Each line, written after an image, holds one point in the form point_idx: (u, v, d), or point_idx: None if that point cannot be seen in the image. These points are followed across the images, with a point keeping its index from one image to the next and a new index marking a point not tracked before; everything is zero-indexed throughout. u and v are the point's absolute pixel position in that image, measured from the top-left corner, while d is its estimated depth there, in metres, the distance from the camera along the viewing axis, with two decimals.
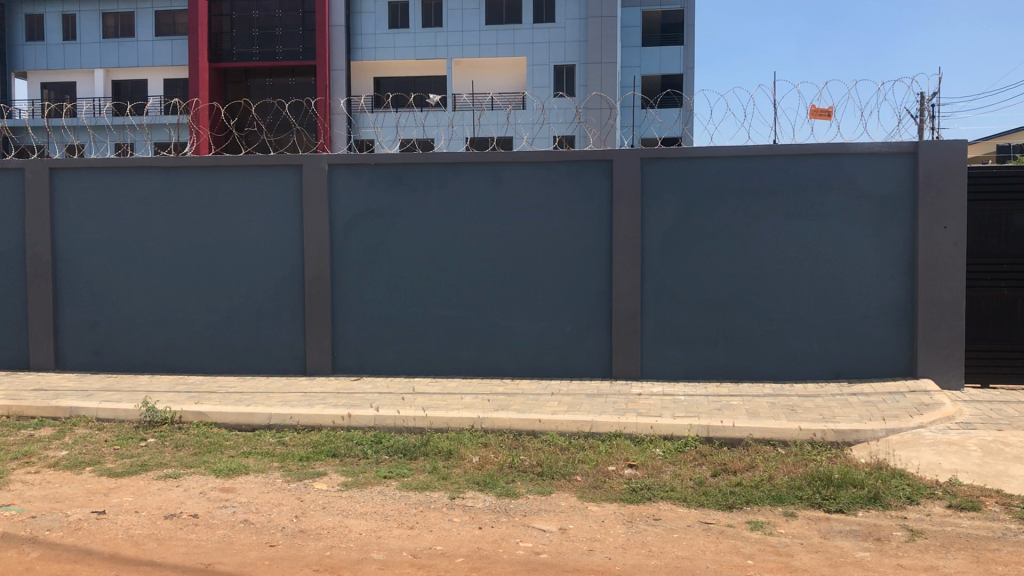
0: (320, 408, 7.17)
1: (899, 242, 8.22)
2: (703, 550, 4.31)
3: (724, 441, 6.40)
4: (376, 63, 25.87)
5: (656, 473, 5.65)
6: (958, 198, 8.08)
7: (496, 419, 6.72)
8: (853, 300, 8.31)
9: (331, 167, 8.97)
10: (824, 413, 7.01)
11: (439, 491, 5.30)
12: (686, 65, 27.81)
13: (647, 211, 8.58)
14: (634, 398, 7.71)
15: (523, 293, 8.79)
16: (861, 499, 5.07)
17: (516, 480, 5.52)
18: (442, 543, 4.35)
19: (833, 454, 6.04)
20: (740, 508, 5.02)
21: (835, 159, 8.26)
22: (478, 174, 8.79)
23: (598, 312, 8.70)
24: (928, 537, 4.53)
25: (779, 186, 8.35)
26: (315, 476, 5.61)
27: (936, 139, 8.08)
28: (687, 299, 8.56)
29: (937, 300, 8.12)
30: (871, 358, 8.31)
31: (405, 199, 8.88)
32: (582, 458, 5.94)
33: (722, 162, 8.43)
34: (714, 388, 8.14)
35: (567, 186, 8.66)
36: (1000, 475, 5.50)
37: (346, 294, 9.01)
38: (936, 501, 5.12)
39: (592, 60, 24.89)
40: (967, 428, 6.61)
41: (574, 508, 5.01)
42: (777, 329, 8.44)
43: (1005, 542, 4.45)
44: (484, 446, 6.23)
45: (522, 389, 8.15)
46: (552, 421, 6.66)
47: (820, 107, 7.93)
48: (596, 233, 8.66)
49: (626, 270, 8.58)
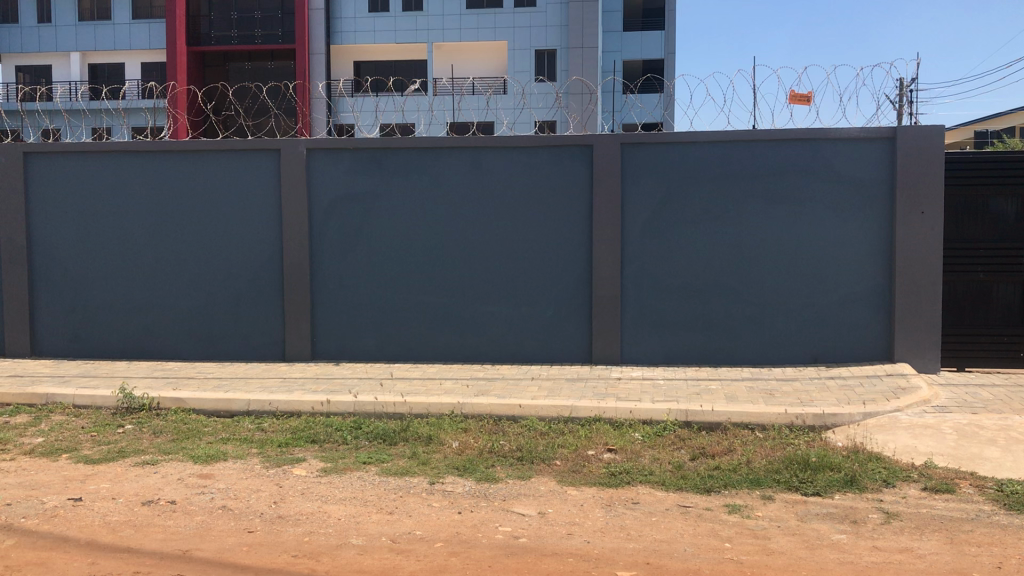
0: (299, 394, 7.14)
1: (878, 226, 8.27)
2: (681, 533, 4.34)
3: (703, 426, 6.44)
4: (356, 47, 25.69)
5: (635, 457, 5.68)
6: (935, 185, 8.13)
7: (476, 404, 6.72)
8: (831, 285, 8.36)
9: (309, 150, 8.91)
10: (801, 396, 7.06)
11: (418, 476, 5.30)
12: (666, 51, 27.77)
13: (627, 197, 8.58)
14: (613, 383, 7.74)
15: (505, 278, 8.78)
16: (838, 482, 5.12)
17: (496, 464, 5.53)
18: (421, 528, 4.35)
19: (811, 438, 6.09)
20: (718, 492, 5.05)
21: (814, 145, 8.29)
22: (459, 159, 8.76)
23: (579, 295, 8.70)
24: (903, 519, 4.58)
25: (759, 171, 8.38)
26: (295, 462, 5.60)
27: (914, 124, 8.12)
28: (668, 283, 8.58)
29: (913, 285, 8.18)
30: (848, 343, 8.37)
31: (385, 184, 8.84)
32: (562, 442, 5.95)
33: (701, 147, 8.44)
34: (693, 372, 8.20)
35: (547, 172, 8.65)
36: (975, 458, 5.57)
37: (326, 279, 8.98)
38: (912, 483, 5.17)
39: (573, 44, 24.89)
40: (943, 411, 6.69)
41: (553, 492, 5.02)
42: (756, 314, 8.48)
43: (978, 523, 4.50)
44: (464, 432, 6.24)
45: (503, 374, 8.17)
46: (533, 405, 6.67)
47: (800, 93, 7.94)
48: (576, 220, 8.65)
49: (606, 256, 8.58)
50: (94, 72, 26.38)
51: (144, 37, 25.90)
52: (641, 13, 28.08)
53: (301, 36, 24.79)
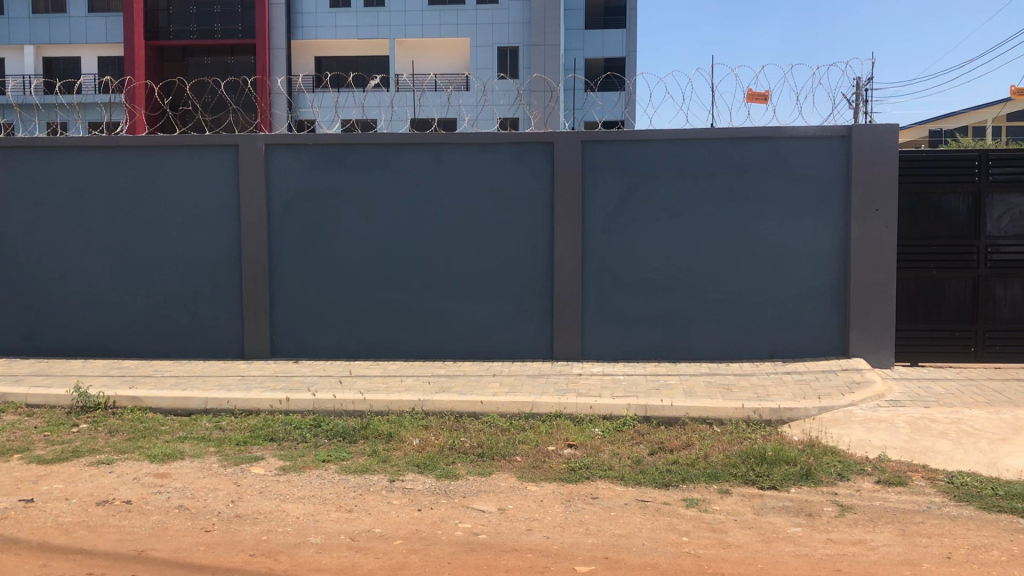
0: (257, 392, 7.08)
1: (834, 223, 8.40)
2: (640, 528, 4.38)
3: (662, 421, 6.50)
4: (318, 42, 25.51)
5: (595, 452, 5.71)
6: (889, 183, 8.26)
7: (437, 401, 6.72)
8: (789, 281, 8.46)
9: (267, 146, 8.84)
10: (758, 391, 7.15)
11: (378, 474, 5.29)
12: (628, 49, 27.91)
13: (588, 194, 8.61)
14: (574, 379, 7.77)
15: (466, 275, 8.78)
16: (794, 476, 5.19)
17: (456, 461, 5.53)
18: (380, 526, 4.34)
19: (768, 432, 6.17)
20: (677, 486, 5.10)
21: (771, 143, 8.38)
22: (419, 156, 8.74)
23: (540, 292, 8.73)
24: (857, 512, 4.66)
25: (717, 169, 8.45)
26: (253, 461, 5.56)
27: (868, 123, 8.24)
28: (628, 280, 8.63)
29: (868, 281, 8.31)
30: (804, 338, 8.49)
31: (345, 181, 8.80)
32: (522, 438, 5.97)
33: (660, 144, 8.50)
34: (653, 368, 8.26)
35: (508, 169, 8.66)
36: (927, 451, 5.68)
37: (285, 275, 8.91)
38: (866, 476, 5.26)
39: (535, 42, 24.92)
40: (896, 405, 6.81)
41: (513, 488, 5.04)
42: (715, 310, 8.56)
43: (930, 515, 4.60)
44: (425, 429, 6.24)
45: (464, 371, 8.17)
46: (494, 402, 6.67)
47: (757, 92, 8.03)
48: (537, 217, 8.67)
49: (567, 253, 8.61)
50: (49, 66, 25.92)
51: (100, 30, 25.50)
52: (603, 11, 28.19)
53: (261, 31, 24.62)
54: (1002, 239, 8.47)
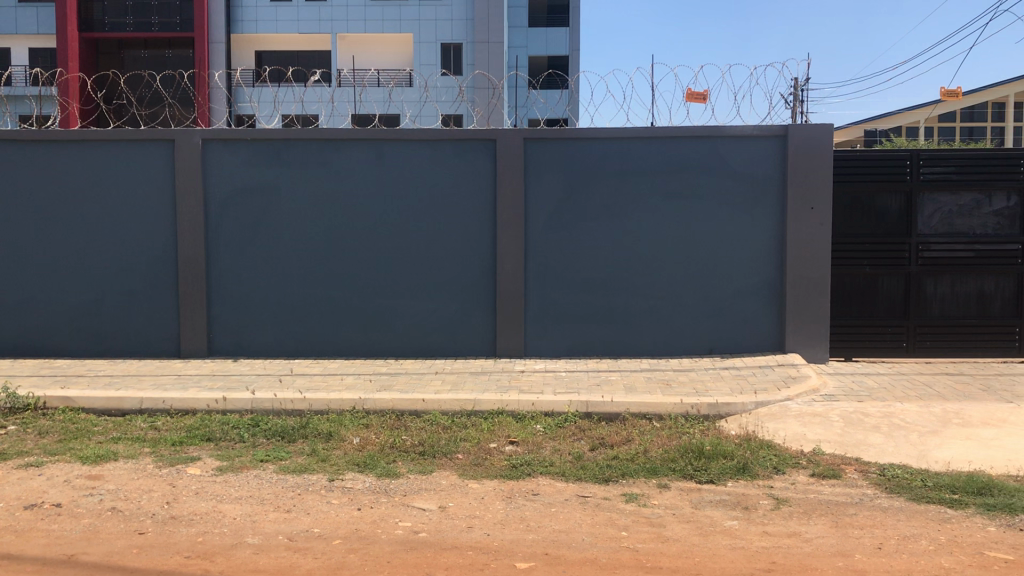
0: (194, 391, 6.97)
1: (771, 220, 8.53)
2: (580, 523, 4.40)
3: (603, 416, 6.55)
4: (258, 36, 25.17)
5: (536, 449, 5.73)
6: (823, 181, 8.42)
7: (377, 400, 6.68)
8: (727, 278, 8.58)
9: (204, 141, 8.70)
10: (697, 386, 7.25)
11: (317, 473, 5.23)
12: (571, 47, 28.04)
13: (529, 191, 8.63)
14: (516, 376, 7.79)
15: (407, 272, 8.74)
16: (731, 470, 5.27)
17: (397, 460, 5.51)
18: (319, 526, 4.30)
19: (705, 427, 6.26)
20: (617, 481, 5.15)
21: (710, 142, 8.49)
22: (360, 152, 8.67)
23: (482, 289, 8.73)
24: (792, 504, 4.74)
25: (657, 167, 8.54)
26: (189, 462, 5.46)
27: (804, 122, 8.39)
28: (570, 277, 8.67)
29: (803, 278, 8.47)
30: (742, 334, 8.62)
31: (284, 176, 8.69)
32: (464, 436, 5.96)
33: (601, 142, 8.55)
34: (594, 364, 8.32)
35: (449, 166, 8.64)
36: (859, 444, 5.81)
37: (223, 272, 8.78)
38: (801, 469, 5.36)
39: (479, 39, 24.95)
40: (830, 400, 6.95)
41: (454, 486, 5.03)
42: (656, 307, 8.65)
43: (862, 507, 4.70)
44: (365, 428, 6.20)
45: (405, 369, 8.14)
46: (435, 400, 6.66)
47: (696, 91, 8.13)
48: (478, 214, 8.67)
49: (508, 250, 8.63)
50: None
51: (32, 21, 24.83)
52: (547, 9, 28.27)
53: (200, 23, 24.18)
54: (932, 236, 8.69)
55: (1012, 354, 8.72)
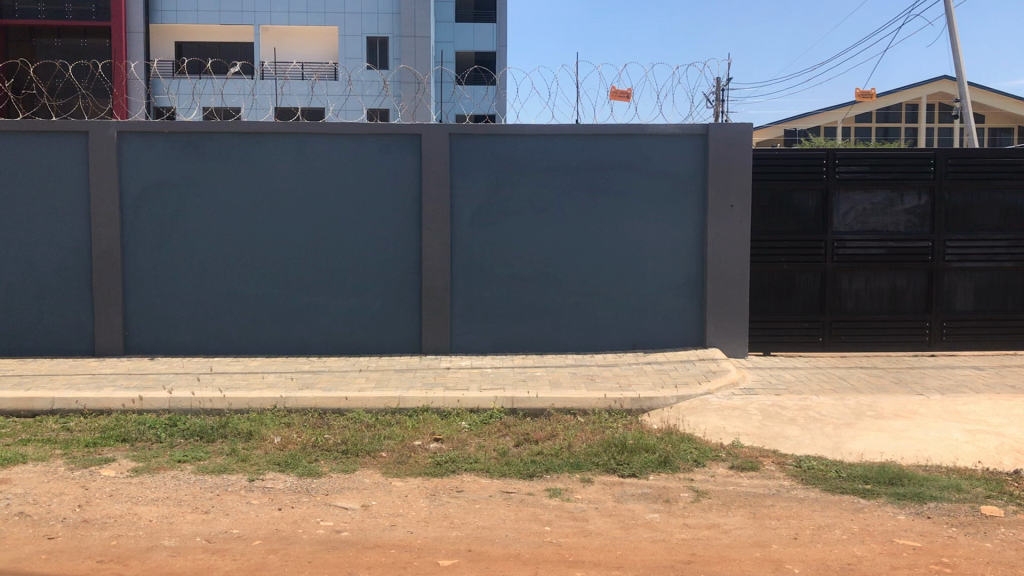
0: (109, 391, 6.79)
1: (692, 217, 8.67)
2: (503, 519, 4.42)
3: (528, 412, 6.59)
4: (178, 26, 24.60)
5: (461, 446, 5.72)
6: (743, 180, 8.59)
7: (299, 398, 6.59)
8: (649, 275, 8.70)
9: (119, 133, 8.46)
10: (620, 381, 7.34)
11: (237, 473, 5.14)
12: (498, 43, 28.05)
13: (454, 187, 8.61)
14: (442, 372, 7.77)
15: (331, 268, 8.63)
16: (653, 463, 5.35)
17: (319, 459, 5.44)
18: (238, 527, 4.23)
19: (629, 421, 6.34)
20: (540, 476, 5.17)
21: (633, 140, 8.58)
22: (281, 146, 8.53)
23: (407, 286, 8.68)
24: (711, 497, 4.83)
25: (582, 164, 8.60)
26: (103, 464, 5.31)
27: (724, 121, 8.54)
28: (495, 273, 8.68)
29: (724, 275, 8.64)
30: (664, 329, 8.75)
31: (203, 171, 8.51)
32: (387, 434, 5.93)
33: (527, 139, 8.58)
34: (520, 360, 8.34)
35: (374, 161, 8.57)
36: (777, 436, 5.95)
37: (139, 268, 8.56)
38: (721, 462, 5.46)
39: (405, 33, 24.99)
40: (749, 393, 7.11)
41: (378, 484, 5.00)
42: (581, 303, 8.71)
43: (779, 498, 4.82)
44: (287, 427, 6.12)
45: (329, 366, 8.05)
46: (359, 397, 6.60)
47: (620, 89, 8.21)
48: (403, 210, 8.61)
49: (433, 246, 8.59)
50: None
51: None
52: (474, 5, 28.24)
53: (118, 13, 23.39)
54: (847, 233, 8.93)
55: (922, 348, 9.03)
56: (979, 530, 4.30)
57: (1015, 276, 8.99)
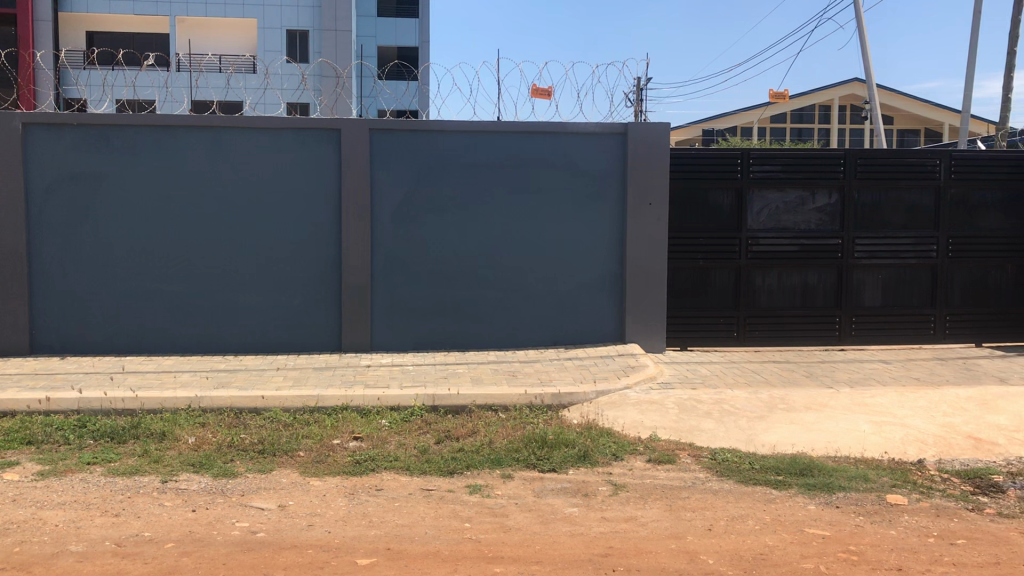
0: (14, 392, 6.55)
1: (611, 215, 8.77)
2: (423, 517, 4.41)
3: (448, 409, 6.59)
4: (88, 15, 23.86)
5: (381, 444, 5.69)
6: (661, 178, 8.73)
7: (214, 397, 6.47)
8: (569, 272, 8.77)
9: (25, 125, 8.17)
10: (541, 377, 7.39)
11: (149, 475, 5.02)
12: (421, 38, 27.92)
13: (374, 183, 8.54)
14: (362, 370, 7.70)
15: (249, 265, 8.49)
16: (572, 458, 5.40)
17: (235, 459, 5.35)
18: (150, 530, 4.13)
19: (549, 416, 6.38)
20: (461, 473, 5.18)
21: (554, 137, 8.64)
22: (197, 140, 8.34)
23: (326, 283, 8.58)
24: (629, 490, 4.90)
25: (503, 161, 8.62)
26: (6, 467, 5.13)
27: (643, 120, 8.66)
28: (416, 270, 8.64)
29: (642, 272, 8.76)
30: (584, 326, 8.83)
31: (114, 165, 8.28)
32: (305, 433, 5.86)
33: (448, 135, 8.56)
34: (441, 358, 8.33)
35: (292, 156, 8.44)
36: (693, 430, 6.06)
37: (47, 265, 8.29)
38: (638, 455, 5.55)
39: (326, 26, 24.70)
40: (667, 388, 7.23)
41: (295, 484, 4.94)
42: (502, 300, 8.74)
43: (694, 490, 4.91)
44: (202, 427, 6.00)
45: (246, 365, 7.92)
46: (277, 396, 6.50)
47: (541, 87, 8.25)
48: (323, 206, 8.51)
49: (353, 243, 8.51)
50: None
51: None
52: None
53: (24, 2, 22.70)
54: (761, 231, 9.15)
55: (832, 342, 9.30)
56: (884, 518, 4.45)
57: (919, 273, 9.32)
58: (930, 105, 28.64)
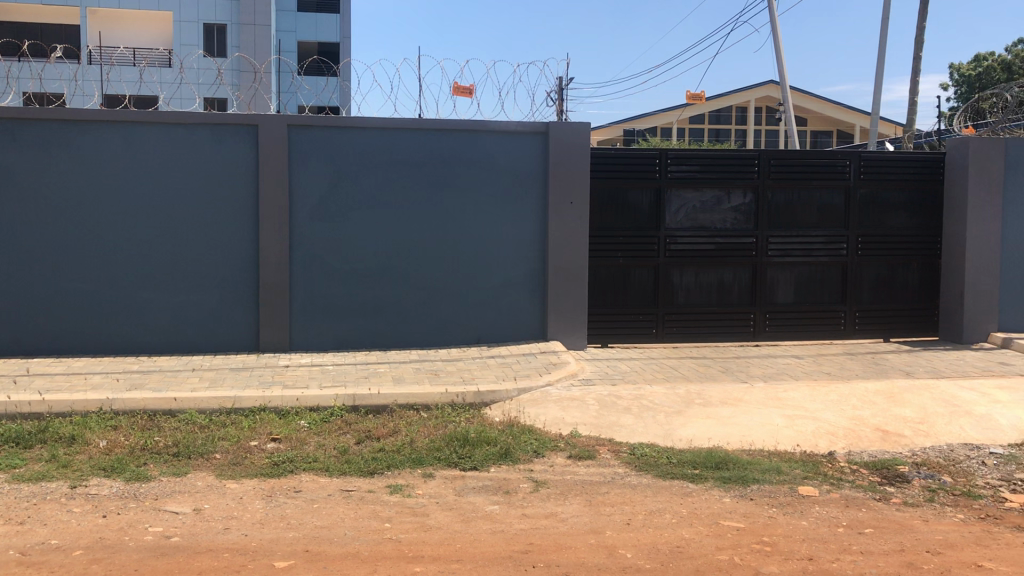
0: None
1: (532, 214, 8.82)
2: (343, 518, 4.37)
3: (369, 409, 6.53)
4: None
5: (299, 445, 5.61)
6: (582, 177, 8.80)
7: (127, 399, 6.30)
8: (491, 270, 8.78)
9: None
10: (463, 375, 7.39)
11: (57, 480, 4.87)
12: (342, 34, 27.60)
13: (293, 181, 8.42)
14: (280, 371, 7.59)
15: (164, 263, 8.29)
16: (493, 456, 5.41)
17: (148, 462, 5.22)
18: (57, 537, 4.01)
19: (471, 415, 6.39)
20: (381, 473, 5.14)
21: (475, 135, 8.64)
22: (108, 135, 8.11)
23: (244, 282, 8.43)
24: (549, 487, 4.94)
25: (424, 159, 8.59)
26: None
27: (564, 120, 8.72)
28: (337, 268, 8.56)
29: (564, 270, 8.83)
30: (506, 324, 8.87)
31: (20, 160, 8.00)
32: (222, 435, 5.75)
33: (369, 133, 8.49)
34: (362, 357, 8.26)
35: (209, 153, 8.27)
36: (613, 426, 6.13)
37: None
38: (559, 452, 5.59)
39: (244, 21, 24.25)
40: (587, 384, 7.31)
41: (211, 487, 4.84)
42: (424, 298, 8.70)
43: (614, 485, 4.98)
44: (113, 430, 5.84)
45: (160, 366, 7.73)
46: (192, 398, 6.36)
47: (462, 85, 8.25)
48: (241, 204, 8.36)
49: (272, 241, 8.38)
50: None
51: None
52: None
53: None
54: (679, 230, 9.30)
55: (747, 338, 9.51)
56: (796, 509, 4.58)
57: (830, 271, 9.60)
58: (841, 107, 29.51)
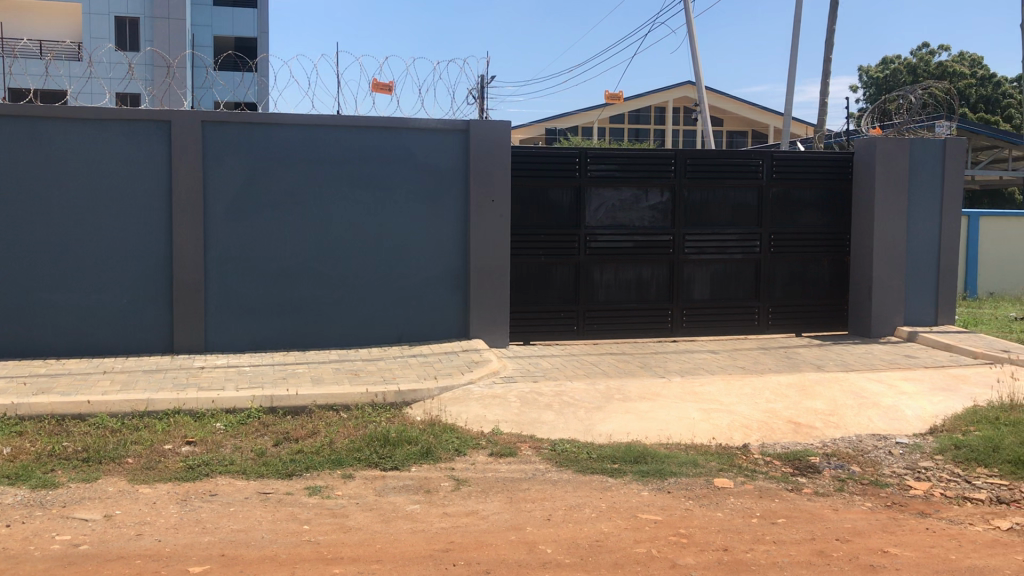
0: None
1: (453, 212, 8.80)
2: (260, 521, 4.30)
3: (288, 410, 6.43)
4: None
5: (215, 448, 5.50)
6: (502, 176, 8.83)
7: (34, 404, 6.09)
8: (412, 269, 8.74)
9: None
10: (384, 374, 7.34)
11: None
12: (260, 30, 27.11)
13: (208, 178, 8.25)
14: (195, 372, 7.43)
15: (72, 263, 8.04)
16: (414, 455, 5.39)
17: (56, 468, 5.06)
18: None
19: (392, 414, 6.35)
20: (300, 475, 5.08)
21: (394, 133, 8.60)
22: (12, 130, 7.82)
23: (158, 282, 8.23)
24: (470, 485, 4.94)
25: (343, 157, 8.51)
26: None
27: (484, 118, 8.74)
28: (253, 267, 8.41)
29: (485, 268, 8.84)
30: (428, 322, 8.84)
31: None
32: (135, 439, 5.60)
33: (285, 130, 8.36)
34: (280, 357, 8.14)
35: (120, 149, 8.05)
36: (534, 422, 6.17)
37: None
38: (480, 450, 5.60)
39: (158, 14, 23.64)
40: (508, 382, 7.33)
41: (123, 492, 4.72)
42: (343, 297, 8.62)
43: (535, 481, 5.01)
44: (19, 436, 5.64)
45: (68, 369, 7.48)
46: (103, 401, 6.18)
47: (382, 82, 8.19)
48: (154, 202, 8.15)
49: (187, 240, 8.20)
50: None
51: None
52: None
53: None
54: (598, 228, 9.40)
55: (665, 334, 9.67)
56: (712, 501, 4.67)
57: (744, 268, 9.82)
58: (756, 108, 30.17)
